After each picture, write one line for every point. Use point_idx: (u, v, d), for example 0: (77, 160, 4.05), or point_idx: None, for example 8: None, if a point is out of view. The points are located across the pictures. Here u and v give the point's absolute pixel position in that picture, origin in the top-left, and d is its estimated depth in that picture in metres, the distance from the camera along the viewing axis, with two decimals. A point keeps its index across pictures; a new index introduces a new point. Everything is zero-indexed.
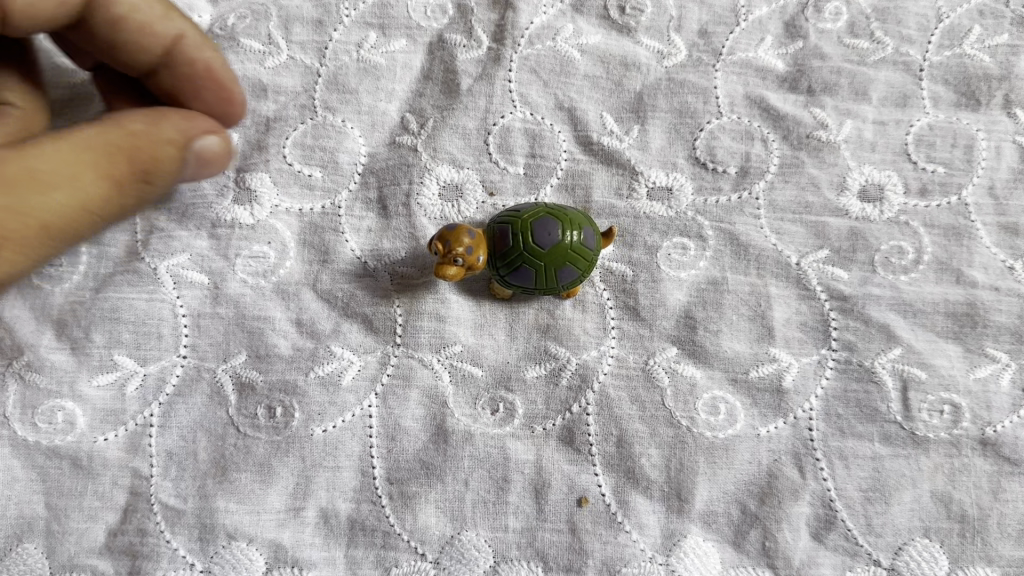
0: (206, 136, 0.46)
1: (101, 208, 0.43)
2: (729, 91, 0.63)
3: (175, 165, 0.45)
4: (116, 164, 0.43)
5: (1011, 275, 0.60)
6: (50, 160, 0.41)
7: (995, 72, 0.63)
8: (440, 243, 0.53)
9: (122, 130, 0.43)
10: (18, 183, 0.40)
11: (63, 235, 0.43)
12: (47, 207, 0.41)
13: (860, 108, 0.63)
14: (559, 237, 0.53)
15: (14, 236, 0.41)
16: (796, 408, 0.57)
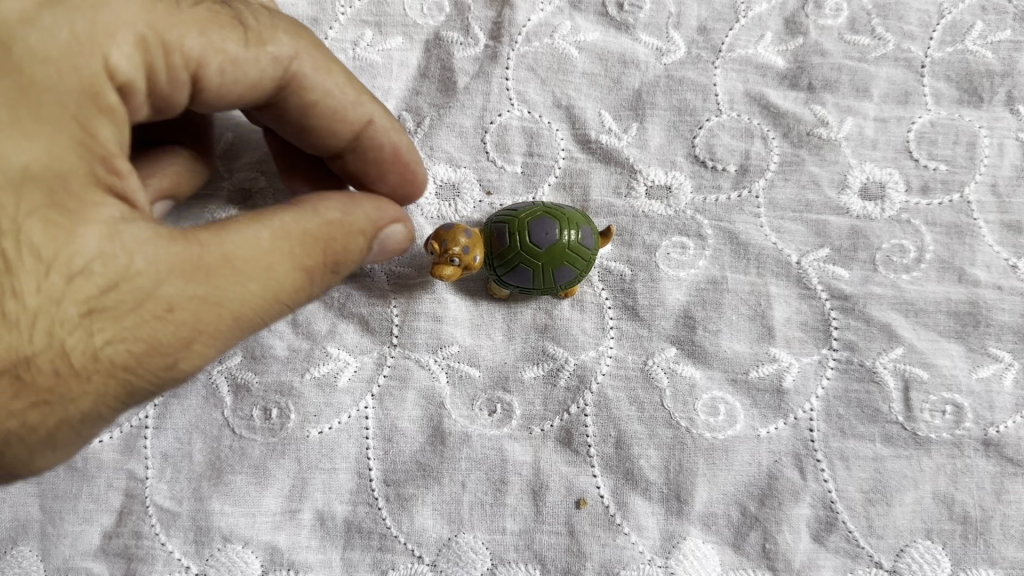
0: (396, 215, 0.47)
1: (302, 294, 0.43)
2: (729, 88, 0.63)
3: (360, 254, 0.45)
4: (321, 252, 0.43)
5: (1013, 274, 0.59)
6: (264, 249, 0.41)
7: (997, 68, 0.63)
8: (437, 243, 0.53)
9: (322, 220, 0.43)
10: (224, 271, 0.40)
11: (263, 321, 0.43)
12: (250, 295, 0.41)
13: (861, 106, 0.63)
14: (557, 236, 0.53)
15: (209, 327, 0.40)
16: (796, 409, 0.57)
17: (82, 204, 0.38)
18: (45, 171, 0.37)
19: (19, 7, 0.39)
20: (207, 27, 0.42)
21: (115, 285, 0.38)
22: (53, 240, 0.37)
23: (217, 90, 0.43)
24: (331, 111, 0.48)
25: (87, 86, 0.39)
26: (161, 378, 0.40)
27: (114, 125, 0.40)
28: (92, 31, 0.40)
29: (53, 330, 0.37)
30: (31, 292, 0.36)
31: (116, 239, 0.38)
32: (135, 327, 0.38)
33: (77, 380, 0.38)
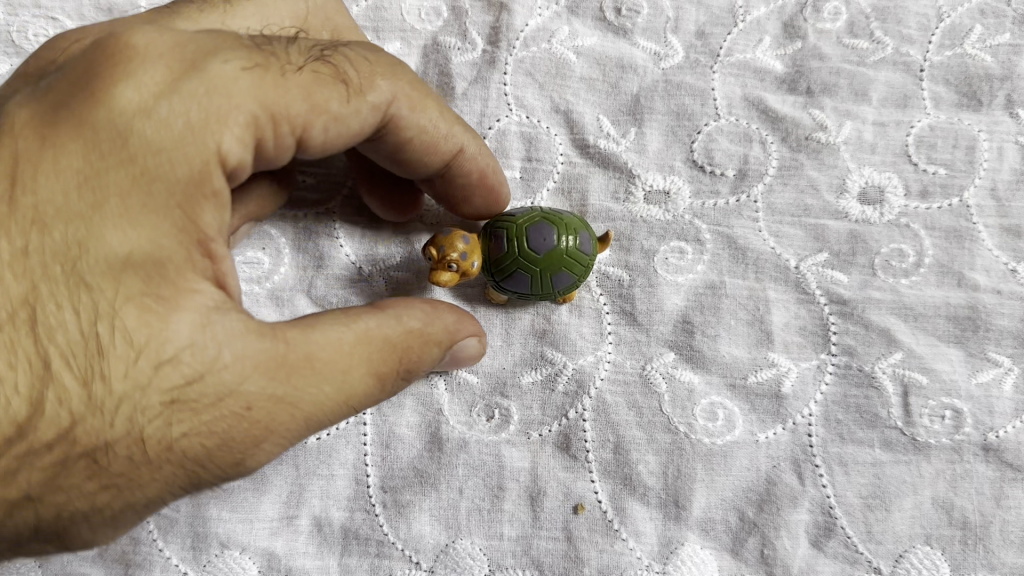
0: (473, 330, 0.50)
1: (376, 397, 0.45)
2: (727, 93, 0.62)
3: (431, 358, 0.47)
4: (400, 360, 0.45)
5: (1013, 278, 0.59)
6: (345, 354, 0.43)
7: (996, 72, 0.63)
8: (435, 248, 0.53)
9: (401, 328, 0.45)
10: (305, 375, 0.41)
11: (334, 422, 0.44)
12: (327, 400, 0.42)
13: (860, 109, 0.62)
14: (554, 242, 0.53)
15: (280, 428, 0.42)
16: (795, 414, 0.56)
17: (176, 293, 0.40)
18: (145, 260, 0.40)
19: (138, 98, 0.41)
20: (317, 95, 0.44)
21: (199, 377, 0.40)
22: (147, 327, 0.39)
23: (329, 143, 0.46)
24: (427, 143, 0.50)
25: (198, 173, 0.41)
26: (229, 472, 0.42)
27: (217, 211, 0.42)
28: (205, 119, 0.41)
29: (138, 416, 0.39)
30: (126, 378, 0.39)
31: (209, 331, 0.40)
32: (212, 421, 0.40)
33: (153, 467, 0.40)
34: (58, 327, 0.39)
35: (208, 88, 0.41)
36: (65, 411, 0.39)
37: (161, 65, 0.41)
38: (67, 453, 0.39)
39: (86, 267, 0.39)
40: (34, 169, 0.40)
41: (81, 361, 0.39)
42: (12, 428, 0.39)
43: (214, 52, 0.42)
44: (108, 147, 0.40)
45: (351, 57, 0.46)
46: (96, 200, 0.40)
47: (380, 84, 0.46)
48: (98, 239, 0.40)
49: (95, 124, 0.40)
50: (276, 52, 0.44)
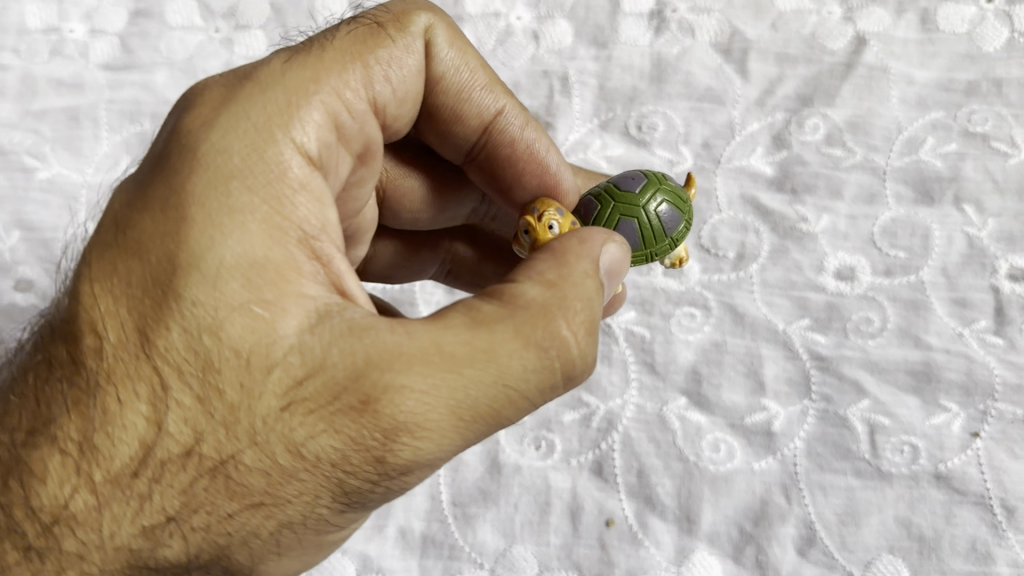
0: (605, 245, 0.52)
1: (537, 370, 0.47)
2: (727, 192, 0.79)
3: (587, 305, 0.48)
4: (552, 319, 0.47)
5: (960, 340, 0.73)
6: (476, 339, 0.46)
7: (945, 174, 0.78)
8: (530, 216, 0.56)
9: (546, 296, 0.48)
10: (436, 362, 0.46)
11: (492, 411, 0.47)
12: (469, 381, 0.46)
13: (835, 205, 0.78)
14: (644, 179, 0.59)
15: (426, 423, 0.46)
16: (783, 446, 0.71)
17: (280, 296, 0.47)
18: (245, 269, 0.47)
19: (209, 113, 0.50)
20: (359, 51, 0.55)
21: (311, 374, 0.46)
22: (250, 333, 0.46)
23: (395, 81, 0.56)
24: (473, 92, 0.62)
25: (281, 172, 0.49)
26: (382, 468, 0.47)
27: (308, 200, 0.50)
28: (271, 116, 0.50)
29: (260, 421, 0.47)
30: (240, 386, 0.47)
31: (315, 332, 0.47)
32: (339, 417, 0.46)
33: (292, 472, 0.47)
34: (170, 348, 0.47)
35: (262, 87, 0.51)
36: (190, 422, 0.48)
37: (223, 97, 0.50)
38: (205, 466, 0.48)
39: (185, 283, 0.47)
40: (130, 211, 0.48)
41: (193, 380, 0.47)
42: (140, 450, 0.48)
43: (266, 63, 0.52)
44: (184, 162, 0.48)
45: (389, 8, 0.59)
46: (185, 214, 0.47)
47: (420, 17, 0.58)
48: (196, 258, 0.47)
49: (180, 158, 0.48)
50: (317, 44, 0.54)
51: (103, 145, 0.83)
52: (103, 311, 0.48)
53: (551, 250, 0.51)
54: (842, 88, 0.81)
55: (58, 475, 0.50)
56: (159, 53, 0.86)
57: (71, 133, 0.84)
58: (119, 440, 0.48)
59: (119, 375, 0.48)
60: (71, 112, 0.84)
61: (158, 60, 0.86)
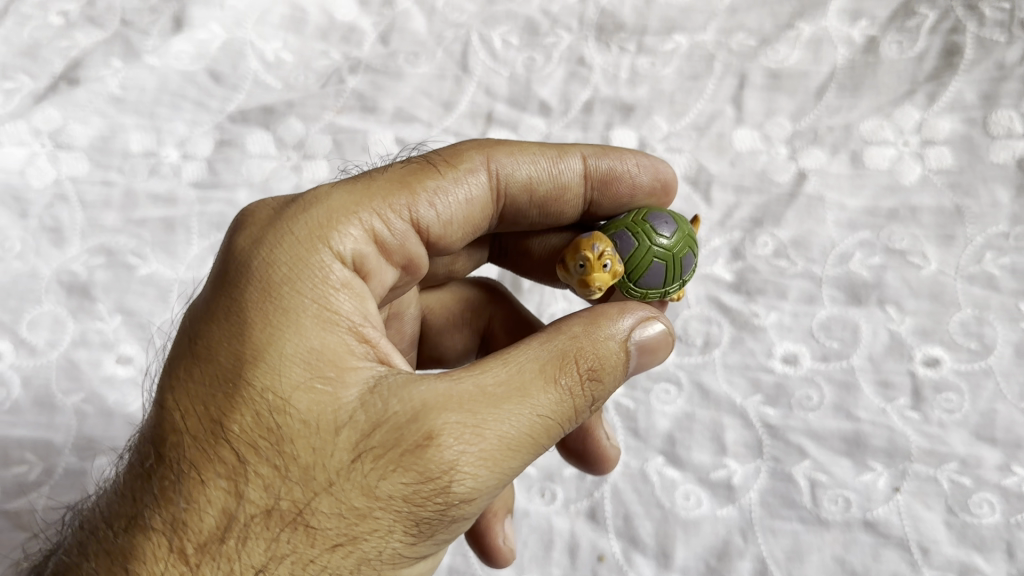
0: (642, 315, 0.62)
1: (563, 402, 0.57)
2: (696, 293, 0.98)
3: (609, 348, 0.60)
4: (572, 360, 0.58)
5: (884, 413, 0.91)
6: (511, 377, 0.57)
7: (870, 281, 0.97)
8: (590, 252, 0.66)
9: (571, 342, 0.59)
10: (483, 400, 0.56)
11: (534, 437, 0.56)
12: (508, 413, 0.56)
13: (782, 304, 0.97)
14: (674, 228, 0.71)
15: (481, 452, 0.55)
16: (741, 497, 0.87)
17: (341, 371, 0.58)
18: (310, 352, 0.58)
19: (265, 238, 0.62)
20: (409, 182, 0.68)
21: (376, 427, 0.56)
22: (316, 401, 0.57)
23: (445, 208, 0.70)
24: (551, 164, 0.76)
25: (342, 275, 0.62)
26: (450, 496, 0.55)
27: (350, 294, 0.61)
28: (317, 229, 0.62)
29: (333, 474, 0.56)
30: (311, 448, 0.56)
31: (374, 394, 0.57)
32: (404, 459, 0.55)
33: (368, 512, 0.55)
34: (246, 429, 0.57)
35: (306, 209, 0.64)
36: (267, 488, 0.56)
37: (272, 221, 0.63)
38: (285, 520, 0.56)
39: (256, 367, 0.58)
40: (206, 329, 0.60)
41: (264, 449, 0.57)
42: (222, 516, 0.56)
43: (310, 196, 0.65)
44: (246, 281, 0.60)
45: (442, 155, 0.73)
46: (247, 320, 0.59)
47: (470, 154, 0.73)
48: (270, 347, 0.58)
49: (243, 277, 0.60)
50: (355, 177, 0.68)
51: (193, 248, 1.03)
52: (184, 411, 0.58)
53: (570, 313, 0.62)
54: (787, 212, 1.01)
55: (152, 553, 0.56)
56: (240, 175, 1.07)
57: (167, 238, 1.04)
58: (204, 514, 0.56)
59: (202, 460, 0.57)
60: (167, 221, 1.05)
61: (239, 181, 1.06)
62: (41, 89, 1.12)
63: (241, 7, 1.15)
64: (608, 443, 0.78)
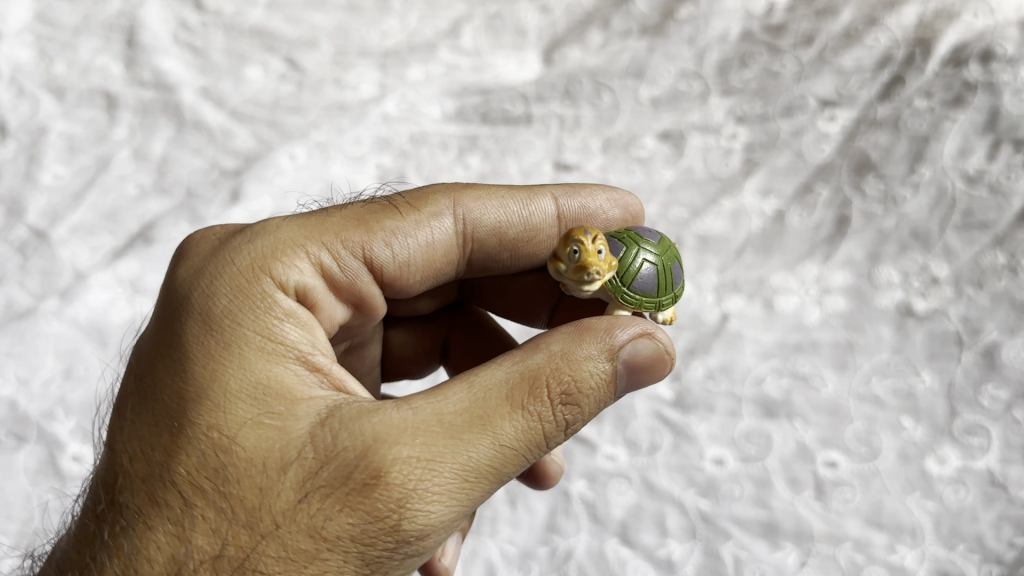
0: (635, 332, 0.78)
1: (526, 427, 0.73)
2: (643, 408, 1.24)
3: (587, 373, 0.76)
4: (544, 384, 0.74)
5: (793, 503, 1.15)
6: (467, 414, 0.73)
7: (781, 398, 1.23)
8: (586, 240, 0.81)
9: (519, 378, 0.75)
10: (438, 437, 0.72)
11: (487, 466, 0.72)
12: (469, 444, 0.72)
13: (711, 417, 1.22)
14: (657, 242, 0.90)
15: (423, 484, 0.71)
16: (680, 569, 1.10)
17: (288, 409, 0.76)
18: (264, 395, 0.76)
19: (213, 293, 0.81)
20: (368, 223, 0.90)
21: (323, 465, 0.72)
22: (267, 439, 0.74)
23: (400, 247, 0.91)
24: (523, 207, 0.99)
25: (291, 313, 0.82)
26: (397, 528, 0.71)
27: (294, 330, 0.81)
28: (259, 282, 0.82)
29: (284, 512, 0.72)
30: (259, 489, 0.72)
31: (321, 430, 0.74)
32: (350, 496, 0.71)
33: (317, 552, 0.70)
34: (193, 472, 0.74)
35: (250, 263, 0.83)
36: (216, 530, 0.72)
37: (205, 271, 0.83)
38: (234, 563, 0.71)
39: (208, 412, 0.75)
40: (158, 385, 0.78)
41: (217, 490, 0.73)
42: (177, 556, 0.72)
43: (261, 229, 0.86)
44: (201, 337, 0.78)
45: (410, 197, 0.95)
46: (200, 375, 0.77)
47: (438, 200, 0.95)
48: (224, 397, 0.76)
49: (195, 330, 0.79)
50: (308, 221, 0.89)
51: None
52: (137, 456, 0.76)
53: (556, 332, 0.79)
54: (714, 345, 1.29)
55: None
56: None
57: None
58: (159, 556, 0.72)
59: (154, 506, 0.74)
60: None
61: None
62: (121, 245, 1.42)
63: (287, 183, 1.46)
64: (551, 460, 1.02)
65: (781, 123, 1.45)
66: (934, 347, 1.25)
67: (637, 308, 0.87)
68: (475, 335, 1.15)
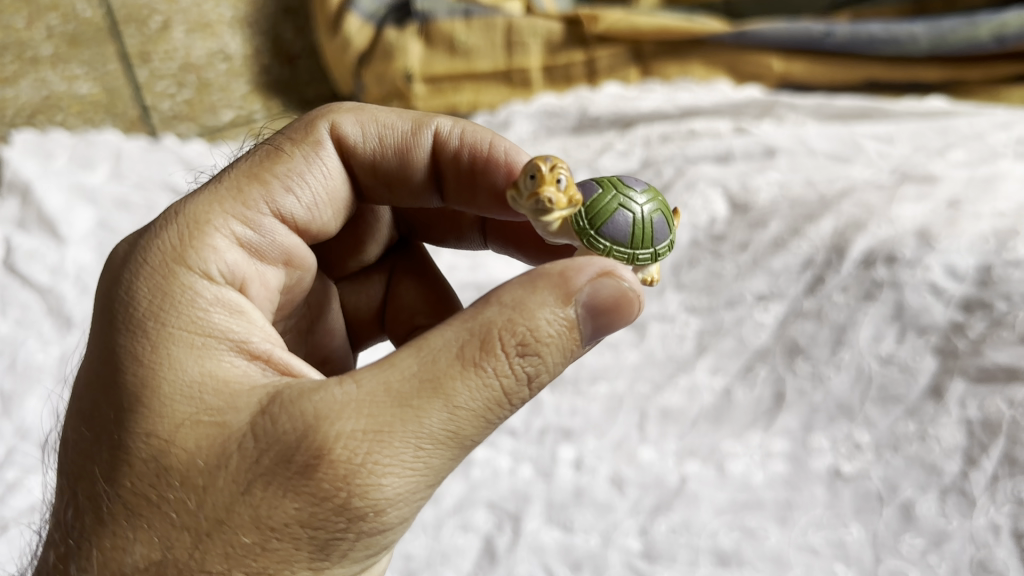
0: (595, 274, 0.93)
1: (472, 389, 0.89)
2: (617, 558, 1.45)
3: (541, 322, 0.91)
4: (498, 338, 0.90)
5: None
6: (408, 388, 0.89)
7: (732, 550, 1.44)
8: (545, 170, 1.02)
9: (458, 348, 0.90)
10: (384, 410, 0.88)
11: (441, 431, 0.88)
12: (421, 412, 0.88)
13: (674, 567, 1.43)
14: (642, 193, 1.12)
15: (366, 458, 0.87)
16: None
17: (227, 406, 0.92)
18: (204, 397, 0.93)
19: (142, 309, 0.99)
20: (262, 178, 1.15)
21: (263, 455, 0.88)
22: (209, 439, 0.91)
23: (300, 193, 1.18)
24: (408, 138, 1.28)
25: (221, 302, 1.02)
26: (347, 503, 0.87)
27: (221, 325, 1.00)
28: (185, 294, 1.00)
29: (232, 504, 0.88)
30: (203, 485, 0.89)
31: (257, 419, 0.91)
32: (293, 481, 0.87)
33: (267, 534, 0.88)
34: (140, 478, 0.91)
35: (179, 281, 1.01)
36: (161, 536, 0.90)
37: (134, 291, 1.00)
38: (188, 549, 0.89)
39: (151, 422, 0.92)
40: (103, 405, 0.96)
41: (168, 490, 0.91)
42: (140, 551, 0.90)
43: (174, 212, 1.09)
44: (138, 354, 0.96)
45: (296, 143, 1.21)
46: (139, 388, 0.94)
47: (318, 137, 1.22)
48: (165, 408, 0.92)
49: (127, 345, 0.96)
50: (212, 192, 1.12)
51: None
52: (94, 467, 0.94)
53: (512, 283, 0.94)
54: (673, 502, 1.51)
55: None
56: None
57: None
58: (123, 553, 0.91)
59: (113, 507, 0.92)
60: None
61: None
62: None
63: None
64: None
65: (725, 313, 1.76)
66: (859, 504, 1.47)
67: (609, 250, 1.07)
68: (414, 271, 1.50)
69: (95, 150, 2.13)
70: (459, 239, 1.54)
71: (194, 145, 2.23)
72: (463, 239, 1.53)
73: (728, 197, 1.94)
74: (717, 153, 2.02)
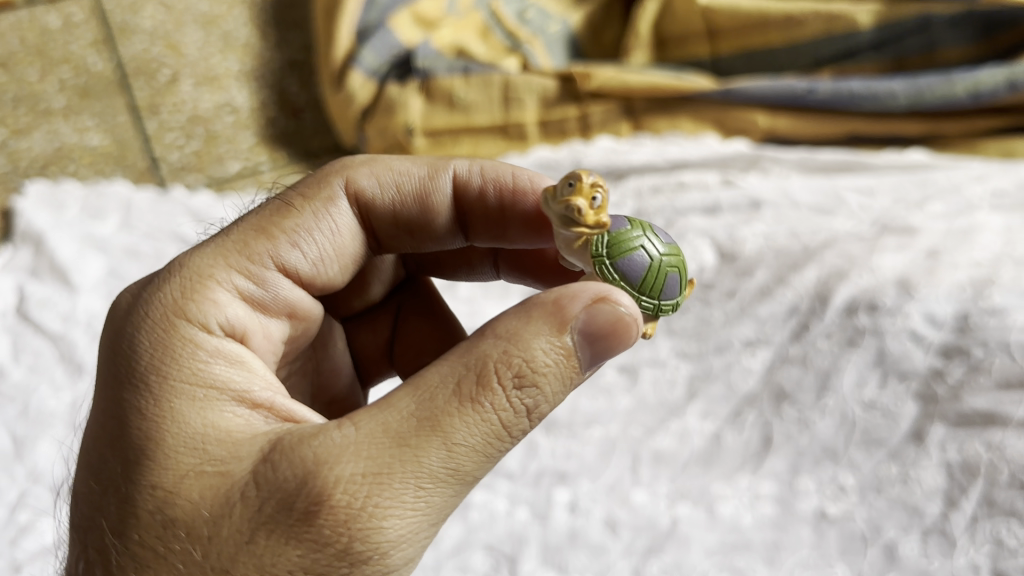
0: (592, 302, 1.01)
1: (469, 428, 0.95)
2: None
3: (541, 351, 0.98)
4: (495, 371, 0.96)
5: None
6: (404, 432, 0.95)
7: None
8: (585, 181, 1.11)
9: (455, 389, 0.96)
10: (383, 453, 0.94)
11: (440, 469, 0.94)
12: (422, 455, 0.94)
13: None
14: (670, 248, 1.20)
15: (366, 501, 0.93)
16: None
17: (230, 456, 0.98)
18: (208, 447, 0.99)
19: (146, 365, 1.05)
20: (268, 231, 1.22)
21: (265, 503, 0.94)
22: (212, 488, 0.96)
23: (306, 246, 1.25)
24: (424, 181, 1.37)
25: (221, 354, 1.09)
26: (349, 547, 0.93)
27: (222, 376, 1.06)
28: (188, 348, 1.07)
29: (237, 553, 0.93)
30: (207, 536, 0.95)
31: (259, 467, 0.97)
32: (294, 528, 0.93)
33: None
34: (146, 529, 0.97)
35: (181, 336, 1.08)
36: None
37: (138, 347, 1.07)
38: None
39: (157, 474, 0.98)
40: (111, 459, 1.01)
41: (174, 541, 0.96)
42: None
43: (177, 269, 1.15)
44: (144, 409, 1.02)
45: (302, 195, 1.28)
46: (145, 441, 1.00)
47: (326, 190, 1.30)
48: (171, 460, 0.98)
49: (133, 400, 1.03)
50: (217, 248, 1.19)
51: None
52: (103, 520, 1.00)
53: (510, 314, 1.01)
54: (665, 545, 1.56)
55: None
56: None
57: None
58: None
59: (121, 558, 0.97)
60: None
61: None
62: None
63: None
64: None
65: (714, 359, 1.82)
66: (844, 545, 1.52)
67: (625, 283, 1.14)
68: (419, 309, 1.57)
69: (105, 200, 2.20)
70: (470, 272, 1.62)
71: (202, 196, 2.30)
72: (474, 271, 1.61)
73: (716, 246, 2.02)
74: (705, 204, 2.11)
